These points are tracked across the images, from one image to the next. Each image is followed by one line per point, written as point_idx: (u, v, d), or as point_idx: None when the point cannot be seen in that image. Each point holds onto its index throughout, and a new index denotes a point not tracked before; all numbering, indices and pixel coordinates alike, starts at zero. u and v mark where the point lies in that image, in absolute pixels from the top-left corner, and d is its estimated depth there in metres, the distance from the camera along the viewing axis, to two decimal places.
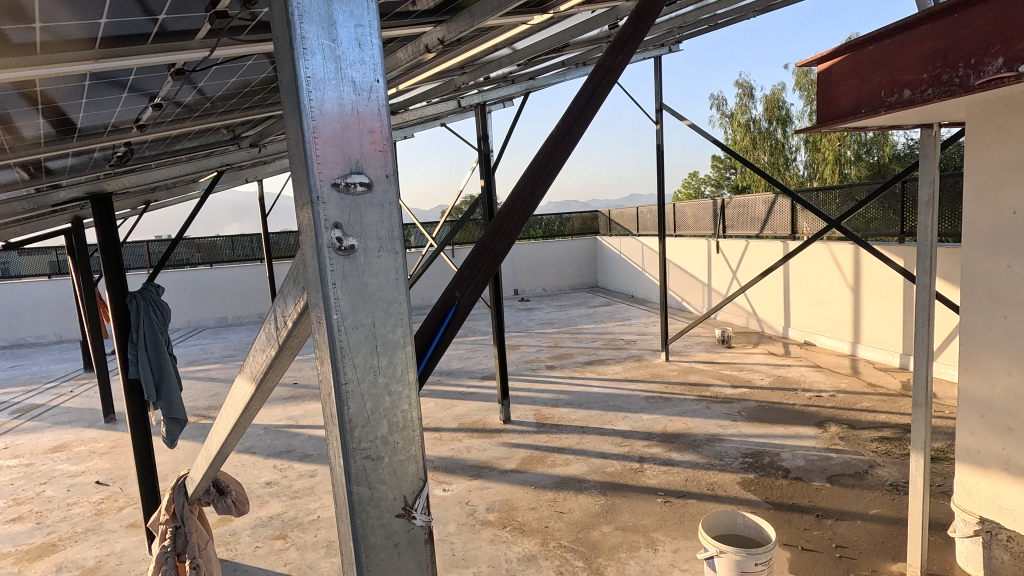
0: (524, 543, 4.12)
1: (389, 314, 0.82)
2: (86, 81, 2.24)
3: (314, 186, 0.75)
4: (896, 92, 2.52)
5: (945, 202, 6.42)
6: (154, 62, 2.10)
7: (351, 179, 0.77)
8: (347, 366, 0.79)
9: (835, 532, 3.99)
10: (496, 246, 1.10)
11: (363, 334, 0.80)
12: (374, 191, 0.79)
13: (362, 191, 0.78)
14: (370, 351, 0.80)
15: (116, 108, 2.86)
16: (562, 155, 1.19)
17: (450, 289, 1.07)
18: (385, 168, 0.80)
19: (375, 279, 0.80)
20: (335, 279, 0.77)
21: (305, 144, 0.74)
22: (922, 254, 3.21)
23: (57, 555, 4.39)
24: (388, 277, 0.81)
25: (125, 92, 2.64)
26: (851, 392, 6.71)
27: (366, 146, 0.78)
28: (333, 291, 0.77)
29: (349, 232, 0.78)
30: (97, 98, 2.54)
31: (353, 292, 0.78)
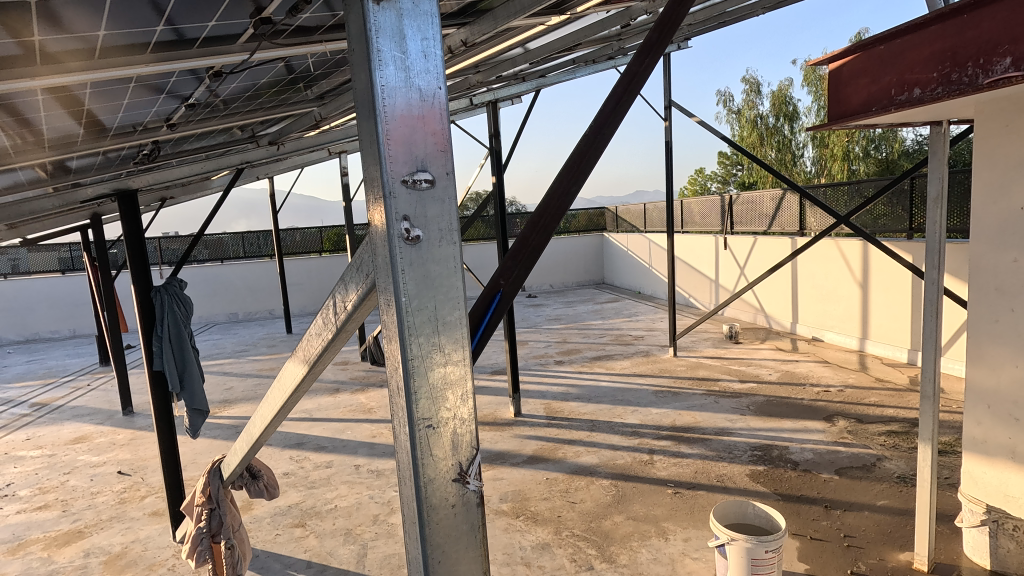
0: (537, 532, 4.22)
1: (451, 299, 0.91)
2: (127, 84, 2.34)
3: (387, 181, 0.84)
4: (906, 90, 2.59)
5: (955, 197, 6.45)
6: (196, 66, 2.19)
7: (417, 177, 0.86)
8: (413, 343, 0.88)
9: (843, 522, 4.08)
10: (535, 238, 1.18)
11: (427, 315, 0.89)
12: (437, 188, 0.89)
13: (426, 187, 0.87)
14: (432, 338, 0.90)
15: (151, 109, 2.96)
16: (595, 154, 1.27)
17: (495, 277, 1.16)
18: (446, 167, 0.89)
19: (438, 265, 0.89)
20: (404, 266, 0.86)
21: (379, 145, 0.83)
22: (931, 248, 3.27)
23: (84, 542, 4.52)
24: (449, 265, 0.90)
25: (160, 94, 2.74)
26: (859, 387, 6.77)
27: (428, 150, 0.87)
28: (397, 274, 0.86)
29: (415, 223, 0.87)
30: (134, 100, 2.65)
31: (418, 277, 0.88)
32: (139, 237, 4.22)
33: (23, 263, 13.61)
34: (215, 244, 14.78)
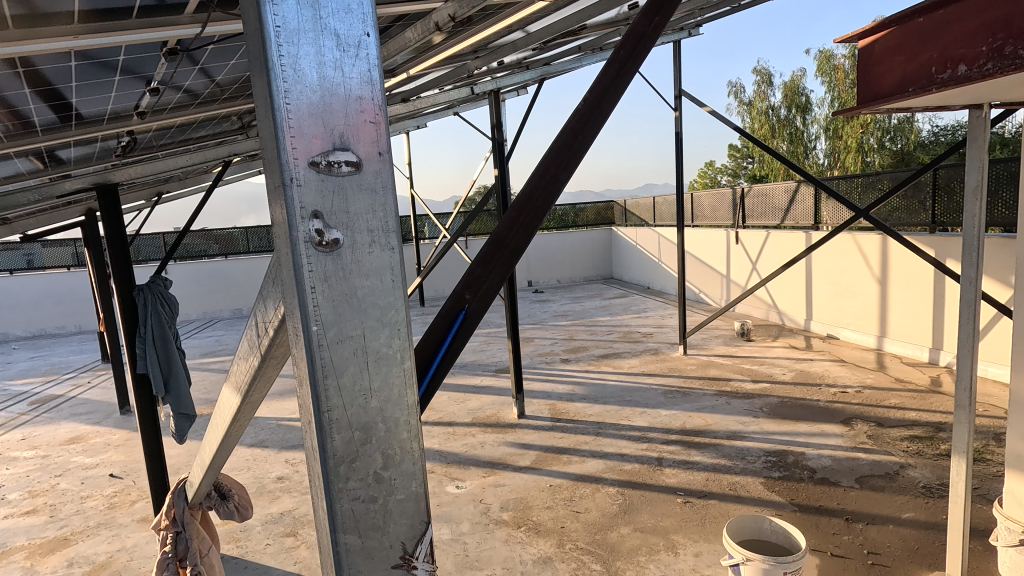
0: (540, 544, 3.99)
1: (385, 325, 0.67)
2: (71, 61, 2.09)
3: (285, 165, 0.60)
4: (949, 68, 2.28)
5: (996, 188, 5.99)
6: (142, 39, 1.90)
7: (334, 157, 0.62)
8: (329, 390, 0.64)
9: (866, 537, 3.82)
10: (513, 238, 0.92)
11: (350, 348, 0.65)
12: (363, 173, 0.64)
13: (347, 172, 0.63)
14: (360, 380, 0.66)
15: (111, 93, 2.67)
16: (589, 135, 1.02)
17: (459, 288, 0.89)
18: (377, 145, 0.65)
19: (365, 280, 0.65)
20: (314, 282, 0.62)
21: (274, 111, 0.59)
22: (968, 245, 2.99)
23: (69, 550, 4.37)
24: (382, 278, 0.66)
25: (117, 74, 2.45)
26: (878, 388, 6.46)
27: (347, 120, 0.63)
28: (305, 294, 0.62)
29: (329, 221, 0.62)
30: (87, 81, 2.38)
31: (337, 297, 0.64)
32: (122, 234, 4.02)
33: (35, 258, 13.62)
34: (221, 238, 14.66)
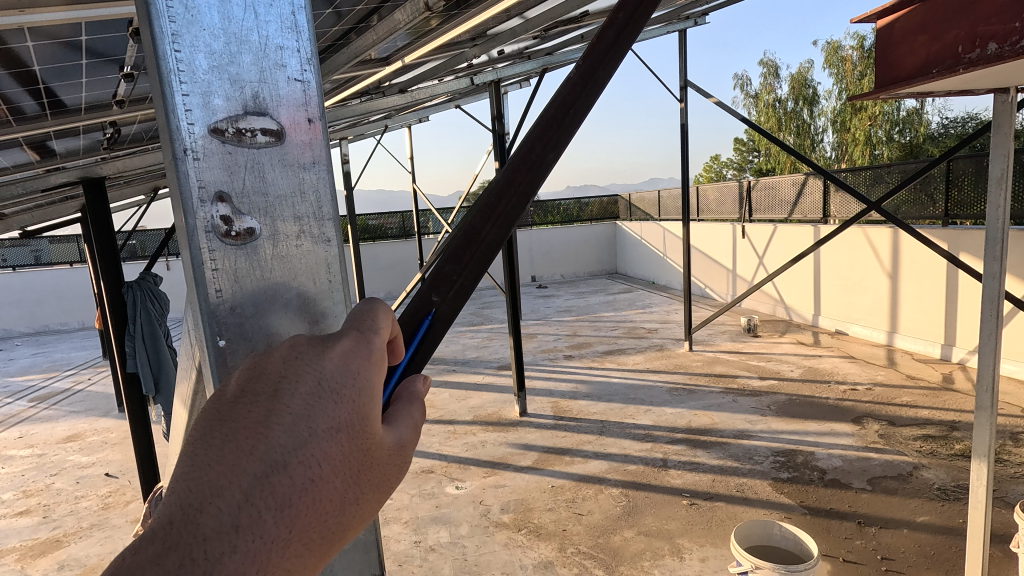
0: (540, 548, 3.87)
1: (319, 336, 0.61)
2: (28, 40, 1.95)
3: (179, 135, 0.54)
4: (978, 46, 2.12)
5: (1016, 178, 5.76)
6: (97, 11, 1.75)
7: (245, 126, 0.57)
8: None
9: (879, 542, 3.67)
10: (491, 231, 0.77)
11: None
12: (280, 146, 0.58)
13: (260, 143, 0.57)
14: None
15: (82, 78, 2.52)
16: (582, 106, 0.83)
17: (426, 288, 0.76)
18: (301, 110, 0.59)
19: (283, 278, 0.59)
20: (220, 280, 0.57)
21: (161, 63, 0.53)
22: (991, 238, 2.83)
23: (60, 552, 4.28)
24: (307, 277, 0.61)
25: (84, 58, 2.30)
26: (889, 385, 6.30)
27: (258, 82, 0.57)
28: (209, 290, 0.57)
29: (239, 207, 0.57)
30: (52, 64, 2.23)
31: (252, 299, 0.58)
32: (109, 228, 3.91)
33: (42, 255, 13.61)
34: None
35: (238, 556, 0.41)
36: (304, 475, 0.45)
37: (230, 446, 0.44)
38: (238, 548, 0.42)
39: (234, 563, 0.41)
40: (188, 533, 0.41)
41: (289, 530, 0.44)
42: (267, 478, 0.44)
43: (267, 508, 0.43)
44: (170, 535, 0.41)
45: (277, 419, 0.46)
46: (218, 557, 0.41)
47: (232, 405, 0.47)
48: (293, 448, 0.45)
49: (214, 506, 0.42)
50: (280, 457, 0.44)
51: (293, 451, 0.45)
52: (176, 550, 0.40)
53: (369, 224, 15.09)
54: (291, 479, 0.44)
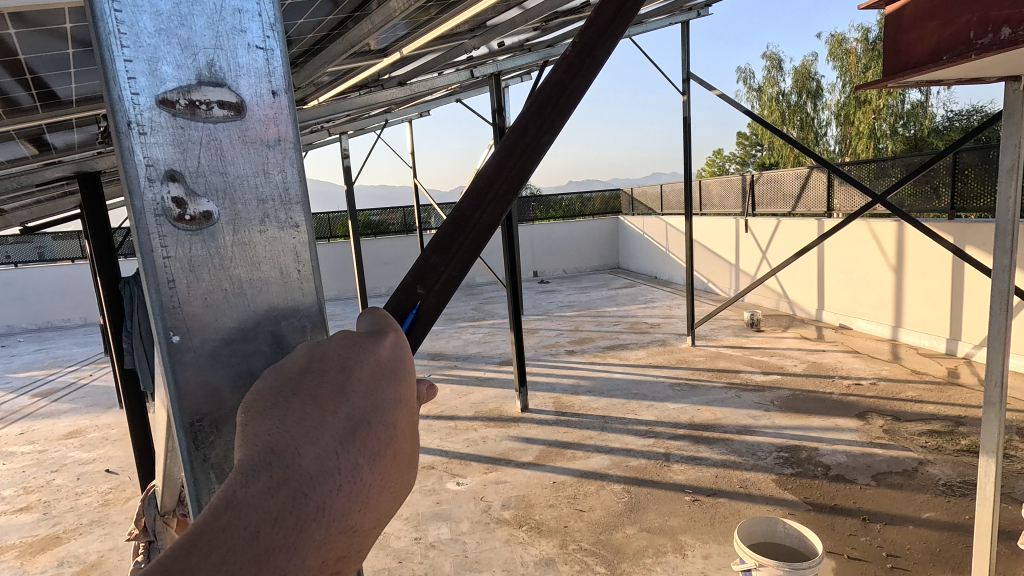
0: (541, 545, 3.83)
1: (278, 315, 0.66)
2: (11, 27, 1.91)
3: (127, 115, 0.57)
4: (990, 31, 2.06)
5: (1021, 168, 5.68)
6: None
7: (194, 103, 0.60)
8: (189, 395, 0.63)
9: (885, 538, 3.63)
10: (482, 217, 0.73)
11: (220, 342, 0.63)
12: (231, 123, 0.62)
13: (211, 118, 0.60)
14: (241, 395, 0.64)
15: (70, 69, 2.47)
16: (576, 88, 0.79)
17: (411, 278, 0.71)
18: (251, 87, 0.63)
19: (238, 256, 0.64)
20: (170, 255, 0.60)
21: (103, 44, 0.56)
22: (1002, 231, 2.76)
23: (59, 549, 4.26)
24: (257, 257, 0.65)
25: (71, 46, 2.25)
26: (894, 379, 6.25)
27: (212, 50, 0.61)
28: (164, 270, 0.60)
29: (193, 186, 0.60)
30: (39, 52, 2.19)
31: (204, 276, 0.62)
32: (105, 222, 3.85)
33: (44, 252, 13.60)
34: None
35: (341, 494, 0.50)
36: (383, 433, 0.54)
37: (312, 408, 0.52)
38: (337, 490, 0.50)
39: (336, 502, 0.49)
40: (291, 478, 0.48)
41: (376, 480, 0.53)
42: (351, 435, 0.52)
43: (359, 457, 0.51)
44: (274, 479, 0.48)
45: (352, 387, 0.55)
46: (320, 498, 0.49)
47: (299, 379, 0.56)
48: (370, 410, 0.54)
49: (309, 455, 0.50)
50: (361, 417, 0.53)
51: (372, 413, 0.54)
52: (283, 490, 0.48)
53: (371, 219, 15.06)
54: (374, 435, 0.53)
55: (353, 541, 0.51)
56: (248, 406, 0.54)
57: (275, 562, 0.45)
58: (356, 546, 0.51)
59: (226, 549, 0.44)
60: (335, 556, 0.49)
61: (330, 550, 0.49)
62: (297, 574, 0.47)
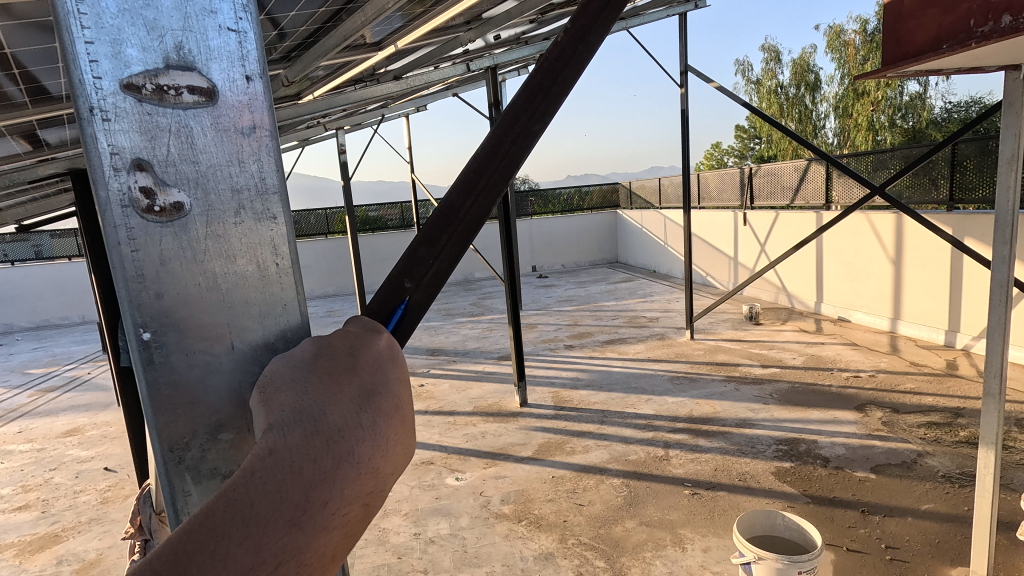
0: (540, 539, 3.83)
1: (255, 311, 0.65)
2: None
3: (87, 99, 0.55)
4: (991, 19, 2.03)
5: None
6: None
7: (160, 89, 0.58)
8: (163, 402, 0.62)
9: (884, 530, 3.63)
10: (470, 208, 0.70)
11: (197, 341, 0.62)
12: (198, 108, 0.60)
13: (177, 103, 0.58)
14: (216, 396, 0.63)
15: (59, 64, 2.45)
16: (568, 76, 0.76)
17: (398, 274, 0.69)
18: (218, 70, 0.61)
19: (211, 250, 0.62)
20: (137, 247, 0.59)
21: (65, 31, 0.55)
22: (1001, 222, 2.75)
23: (59, 547, 4.26)
24: (229, 249, 0.63)
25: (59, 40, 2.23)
26: (893, 371, 6.24)
27: (181, 31, 0.59)
28: (131, 265, 0.58)
29: (163, 177, 0.59)
30: (28, 46, 2.17)
31: (173, 270, 0.60)
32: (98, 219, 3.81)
33: (43, 249, 13.55)
34: None
35: (367, 444, 0.55)
36: (392, 400, 0.61)
37: (326, 380, 0.58)
38: (361, 441, 0.55)
39: (361, 451, 0.55)
40: (321, 431, 0.53)
41: (390, 436, 0.58)
42: (366, 398, 0.58)
43: (375, 417, 0.57)
44: (309, 430, 0.52)
45: (361, 365, 0.61)
46: (349, 447, 0.54)
47: (311, 361, 0.61)
48: (379, 382, 0.61)
49: (335, 415, 0.55)
50: (373, 385, 0.60)
51: (381, 384, 0.61)
52: (317, 440, 0.52)
53: (369, 215, 15.04)
54: (384, 401, 0.60)
55: (376, 484, 0.56)
56: (262, 386, 0.60)
57: (321, 494, 0.51)
58: (381, 489, 0.57)
59: (279, 480, 0.49)
60: (365, 494, 0.55)
61: (360, 488, 0.54)
62: (334, 510, 0.52)
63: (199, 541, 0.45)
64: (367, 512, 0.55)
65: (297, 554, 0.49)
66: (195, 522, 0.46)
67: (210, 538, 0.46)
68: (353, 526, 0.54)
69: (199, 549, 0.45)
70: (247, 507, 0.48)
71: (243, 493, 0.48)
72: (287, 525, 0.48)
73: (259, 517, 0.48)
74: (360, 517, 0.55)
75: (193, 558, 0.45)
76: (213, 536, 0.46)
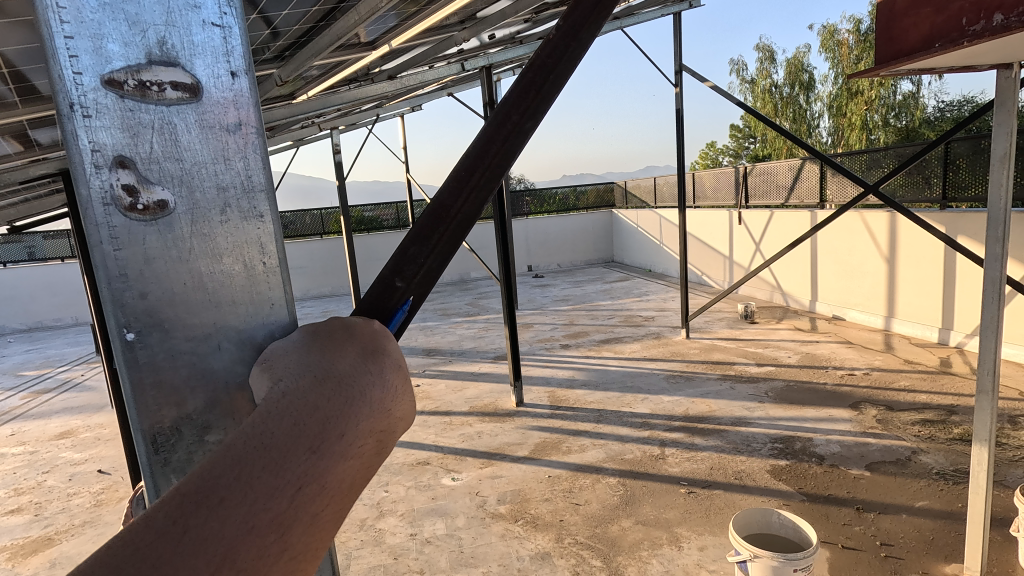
0: (537, 539, 3.83)
1: (241, 311, 0.64)
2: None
3: (69, 95, 0.55)
4: (983, 17, 2.03)
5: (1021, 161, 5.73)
6: None
7: (141, 85, 0.57)
8: (148, 405, 0.62)
9: (878, 528, 3.64)
10: (462, 207, 0.70)
11: (184, 340, 0.62)
12: (181, 103, 0.59)
13: (159, 98, 0.58)
14: (203, 394, 0.63)
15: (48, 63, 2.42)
16: (561, 72, 0.75)
17: (389, 272, 0.69)
18: (202, 66, 0.60)
19: (196, 246, 0.61)
20: (120, 245, 0.58)
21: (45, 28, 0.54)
22: (993, 221, 2.75)
23: (52, 550, 4.23)
24: (213, 246, 0.63)
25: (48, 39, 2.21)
26: (887, 369, 6.27)
27: (163, 27, 0.58)
28: (115, 263, 0.58)
29: (146, 175, 0.58)
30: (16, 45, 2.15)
31: (158, 268, 0.60)
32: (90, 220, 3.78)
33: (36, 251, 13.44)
34: None
35: (376, 387, 0.56)
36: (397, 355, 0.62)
37: (329, 343, 0.59)
38: (371, 383, 0.55)
39: (371, 393, 0.55)
40: (330, 375, 0.54)
41: (398, 383, 0.58)
42: (371, 353, 0.58)
43: (382, 367, 0.58)
44: (318, 376, 0.54)
45: (361, 327, 0.62)
46: (360, 387, 0.54)
47: (312, 332, 0.63)
48: (382, 339, 0.62)
49: (342, 363, 0.56)
50: (376, 342, 0.60)
51: (384, 343, 0.61)
52: (327, 382, 0.53)
53: (365, 215, 15.00)
54: (389, 356, 0.60)
55: (390, 424, 0.55)
56: (263, 360, 0.61)
57: (336, 425, 0.51)
58: (395, 430, 0.56)
59: (294, 413, 0.50)
60: (379, 431, 0.54)
61: (374, 424, 0.54)
62: (350, 448, 0.51)
63: (225, 470, 0.47)
64: (382, 449, 0.54)
65: (318, 479, 0.48)
66: (217, 459, 0.48)
67: (233, 467, 0.47)
68: (371, 458, 0.53)
69: (227, 475, 0.47)
70: (265, 437, 0.48)
71: (260, 430, 0.49)
72: (307, 450, 0.48)
73: (278, 445, 0.48)
74: (375, 453, 0.54)
75: (218, 486, 0.46)
76: (238, 464, 0.47)
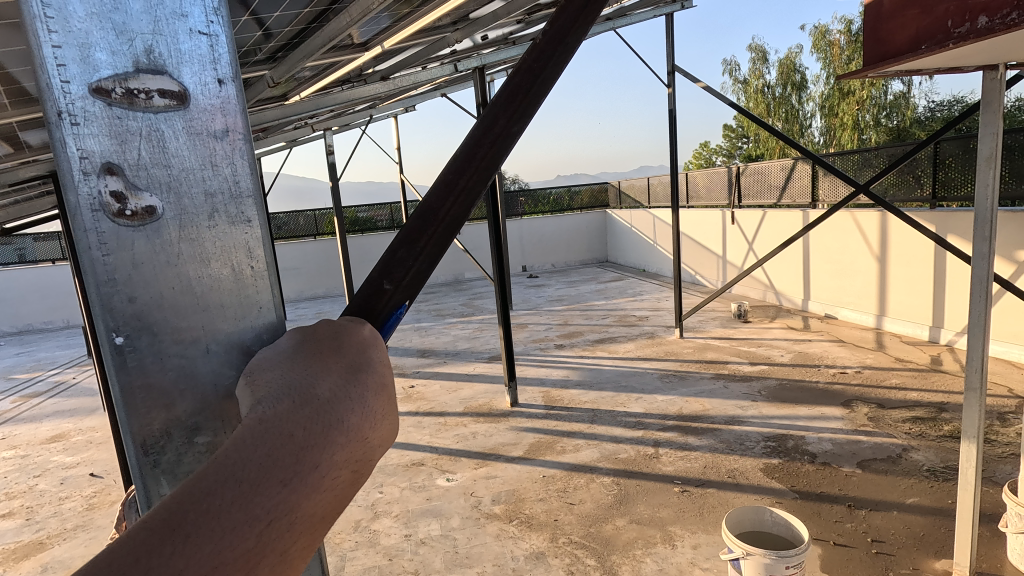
0: (531, 539, 3.84)
1: (230, 313, 0.65)
2: None
3: (57, 102, 0.55)
4: (968, 20, 2.06)
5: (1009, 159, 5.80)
6: None
7: (129, 93, 0.58)
8: (138, 409, 0.62)
9: (869, 524, 3.67)
10: (450, 209, 0.71)
11: (173, 342, 0.62)
12: (169, 110, 0.60)
13: (147, 105, 0.58)
14: (192, 398, 0.64)
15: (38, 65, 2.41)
16: (546, 78, 0.77)
17: (377, 276, 0.69)
18: (191, 72, 0.61)
19: (186, 250, 0.62)
20: (108, 250, 0.59)
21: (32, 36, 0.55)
22: (980, 219, 2.79)
23: (44, 554, 4.20)
24: (201, 250, 0.63)
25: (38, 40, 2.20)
26: (878, 367, 6.32)
27: (151, 35, 0.59)
28: (103, 268, 0.59)
29: (134, 182, 0.59)
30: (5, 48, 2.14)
31: (147, 272, 0.60)
32: None
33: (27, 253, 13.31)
34: None
35: (354, 414, 0.56)
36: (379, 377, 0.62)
37: (313, 361, 0.60)
38: (349, 411, 0.56)
39: (349, 421, 0.55)
40: (308, 401, 0.55)
41: (379, 409, 0.59)
42: (353, 374, 0.59)
43: (363, 391, 0.58)
44: (298, 401, 0.54)
45: (346, 345, 0.62)
46: (338, 415, 0.55)
47: (297, 348, 0.63)
48: (365, 360, 0.62)
49: (323, 387, 0.56)
50: (360, 361, 0.61)
51: (367, 362, 0.61)
52: (305, 409, 0.54)
53: (359, 216, 14.97)
54: (371, 377, 0.60)
55: (365, 455, 0.56)
56: (251, 369, 0.62)
57: (310, 456, 0.51)
58: (370, 460, 0.57)
59: (270, 442, 0.50)
60: (353, 462, 0.55)
61: (349, 455, 0.54)
62: (322, 480, 0.51)
63: (192, 501, 0.47)
64: (357, 479, 0.55)
65: (290, 511, 0.49)
66: (187, 488, 0.48)
67: (204, 498, 0.47)
68: (345, 492, 0.53)
69: (194, 508, 0.46)
70: (240, 469, 0.49)
71: (234, 458, 0.49)
72: (278, 486, 0.49)
73: (250, 479, 0.48)
74: (350, 483, 0.54)
75: (190, 516, 0.46)
76: (206, 496, 0.47)
